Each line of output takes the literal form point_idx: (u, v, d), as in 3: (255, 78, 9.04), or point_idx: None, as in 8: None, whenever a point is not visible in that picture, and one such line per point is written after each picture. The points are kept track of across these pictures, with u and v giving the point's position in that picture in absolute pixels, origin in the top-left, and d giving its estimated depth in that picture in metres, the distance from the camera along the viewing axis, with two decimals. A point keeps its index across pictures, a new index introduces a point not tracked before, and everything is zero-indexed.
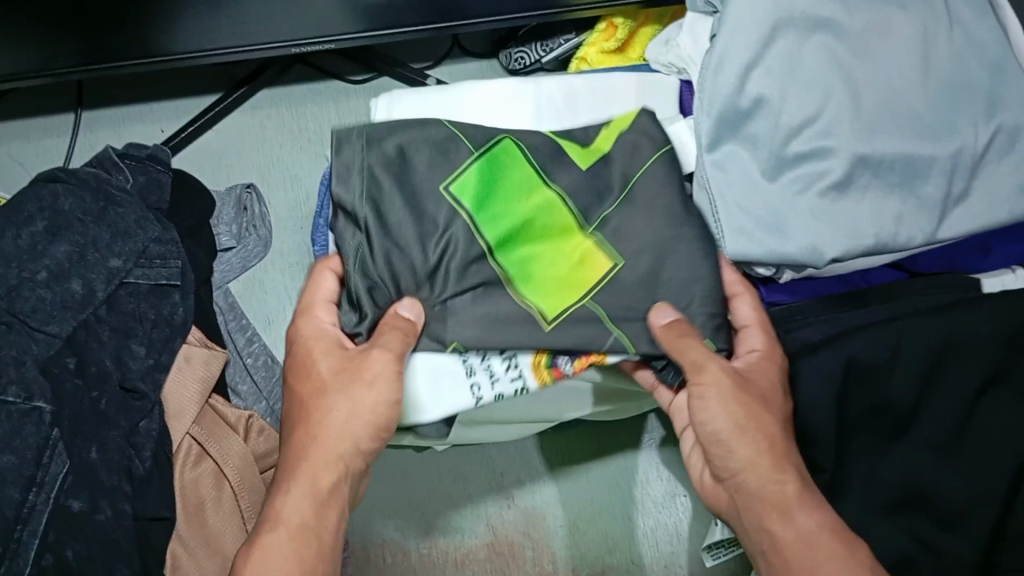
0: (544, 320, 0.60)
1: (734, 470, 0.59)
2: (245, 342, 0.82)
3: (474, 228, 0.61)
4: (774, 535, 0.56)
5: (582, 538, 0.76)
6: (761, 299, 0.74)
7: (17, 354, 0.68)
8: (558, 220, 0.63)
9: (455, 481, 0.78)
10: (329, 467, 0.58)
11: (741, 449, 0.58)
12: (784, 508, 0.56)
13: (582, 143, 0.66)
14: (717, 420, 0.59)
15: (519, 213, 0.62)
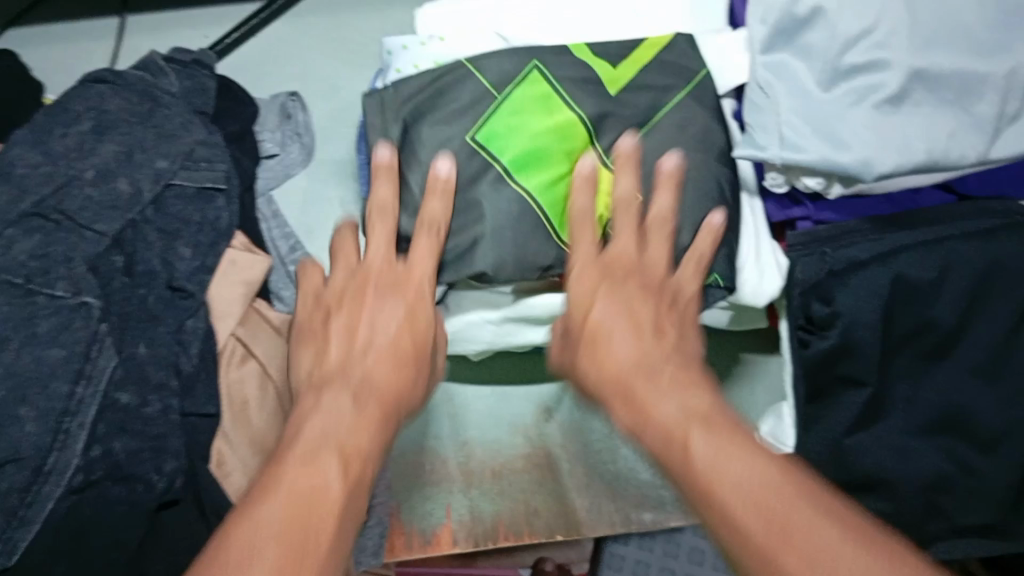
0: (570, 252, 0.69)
1: (614, 355, 0.58)
2: (288, 249, 0.79)
3: (499, 165, 0.68)
4: (661, 422, 0.51)
5: (618, 452, 0.78)
6: (808, 217, 0.71)
7: (66, 251, 0.69)
8: (573, 145, 0.69)
9: (492, 394, 0.79)
10: (358, 435, 0.53)
11: (625, 349, 0.58)
12: (645, 405, 0.53)
13: (611, 66, 0.72)
14: (607, 325, 0.60)
15: (541, 147, 0.68)
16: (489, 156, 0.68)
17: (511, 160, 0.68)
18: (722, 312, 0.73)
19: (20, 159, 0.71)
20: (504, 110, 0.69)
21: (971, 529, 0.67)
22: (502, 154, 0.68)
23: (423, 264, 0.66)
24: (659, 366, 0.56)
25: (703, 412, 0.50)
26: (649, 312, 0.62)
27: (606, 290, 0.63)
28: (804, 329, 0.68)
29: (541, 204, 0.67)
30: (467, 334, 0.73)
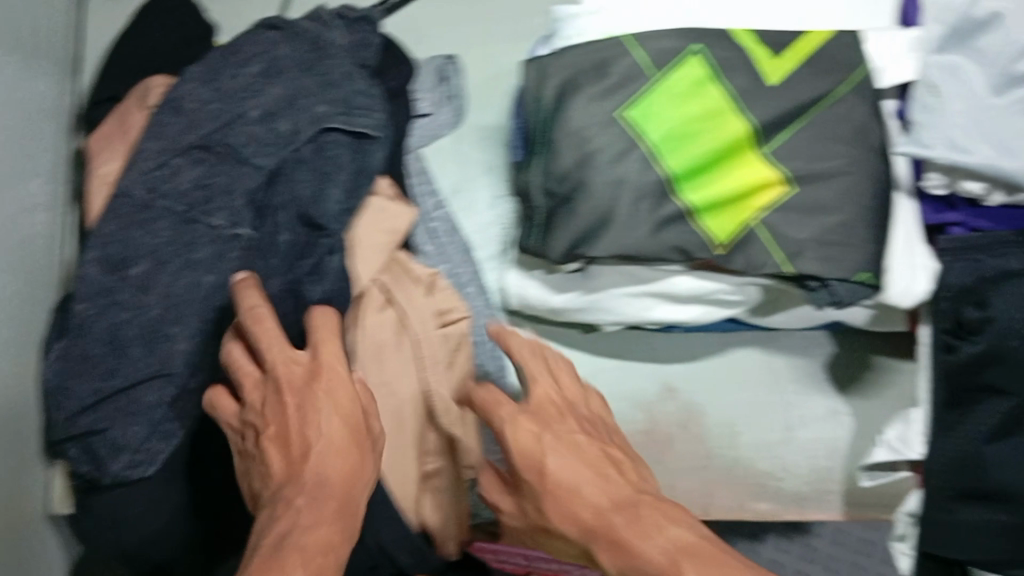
0: (715, 244, 0.67)
1: (575, 493, 0.53)
2: (433, 205, 0.81)
3: (647, 148, 0.67)
4: (654, 548, 0.47)
5: (738, 440, 0.78)
6: (960, 223, 0.69)
7: (227, 183, 0.72)
8: (729, 133, 0.67)
9: (618, 367, 0.79)
10: (318, 513, 0.50)
11: (563, 471, 0.54)
12: (628, 539, 0.48)
13: (773, 53, 0.69)
14: (563, 474, 0.54)
15: (693, 134, 0.67)
16: (635, 133, 0.67)
17: (660, 144, 0.67)
18: (863, 310, 0.73)
19: (193, 95, 0.75)
20: (657, 94, 0.68)
21: None
22: (649, 133, 0.67)
23: (326, 321, 0.58)
24: (595, 481, 0.53)
25: (662, 517, 0.49)
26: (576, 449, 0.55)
27: (534, 424, 0.57)
28: (951, 335, 0.68)
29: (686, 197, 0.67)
30: (601, 304, 0.74)
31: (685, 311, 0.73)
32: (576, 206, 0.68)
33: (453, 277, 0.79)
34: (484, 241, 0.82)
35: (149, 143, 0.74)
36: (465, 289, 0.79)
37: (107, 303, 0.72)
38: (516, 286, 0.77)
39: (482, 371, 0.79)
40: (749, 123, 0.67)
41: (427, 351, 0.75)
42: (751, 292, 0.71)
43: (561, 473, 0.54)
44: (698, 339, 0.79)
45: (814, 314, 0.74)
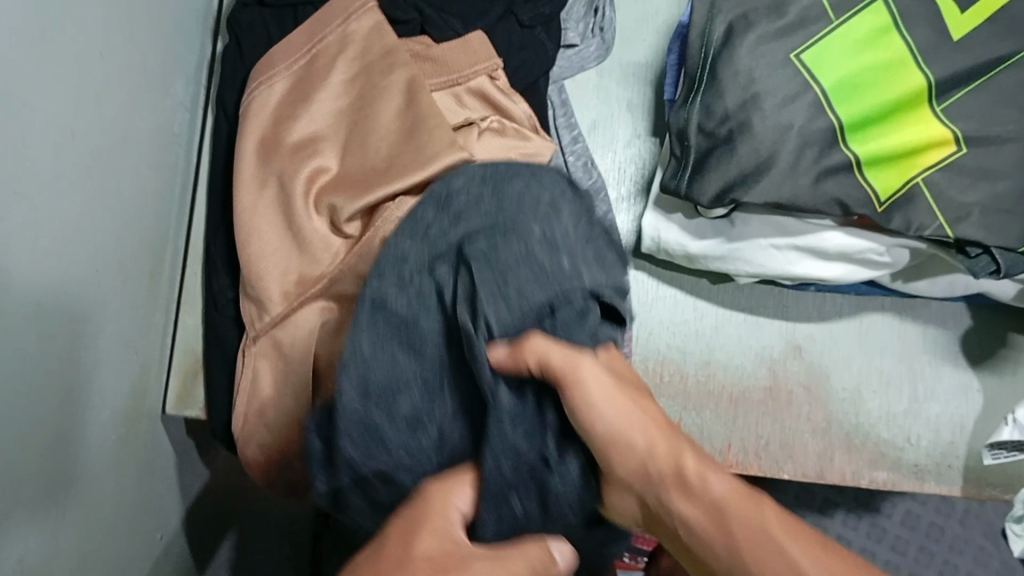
0: (876, 200, 0.66)
1: (613, 423, 0.47)
2: (570, 140, 0.79)
3: (818, 94, 0.65)
4: (704, 486, 0.45)
5: (861, 406, 0.75)
6: None
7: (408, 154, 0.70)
8: (904, 88, 0.65)
9: (744, 320, 0.78)
10: None
11: (626, 412, 0.48)
12: (688, 472, 0.45)
13: (960, 10, 0.65)
14: (616, 421, 0.47)
15: (867, 85, 0.65)
16: (808, 78, 0.66)
17: (832, 92, 0.65)
18: (1012, 284, 0.71)
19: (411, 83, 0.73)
20: (833, 41, 0.66)
21: None
22: (822, 79, 0.66)
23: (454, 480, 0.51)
24: (692, 453, 0.47)
25: (744, 484, 0.45)
26: (642, 424, 0.48)
27: (618, 396, 0.48)
28: None
29: (853, 149, 0.65)
30: (743, 255, 0.72)
31: (829, 269, 0.71)
32: (737, 146, 0.66)
33: None
34: (619, 179, 0.80)
35: (404, 240, 0.58)
36: None
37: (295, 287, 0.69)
38: (651, 228, 0.74)
39: None
40: (927, 80, 0.65)
41: None
42: (900, 255, 0.69)
43: (641, 432, 0.48)
44: (830, 300, 0.78)
45: (959, 283, 0.72)
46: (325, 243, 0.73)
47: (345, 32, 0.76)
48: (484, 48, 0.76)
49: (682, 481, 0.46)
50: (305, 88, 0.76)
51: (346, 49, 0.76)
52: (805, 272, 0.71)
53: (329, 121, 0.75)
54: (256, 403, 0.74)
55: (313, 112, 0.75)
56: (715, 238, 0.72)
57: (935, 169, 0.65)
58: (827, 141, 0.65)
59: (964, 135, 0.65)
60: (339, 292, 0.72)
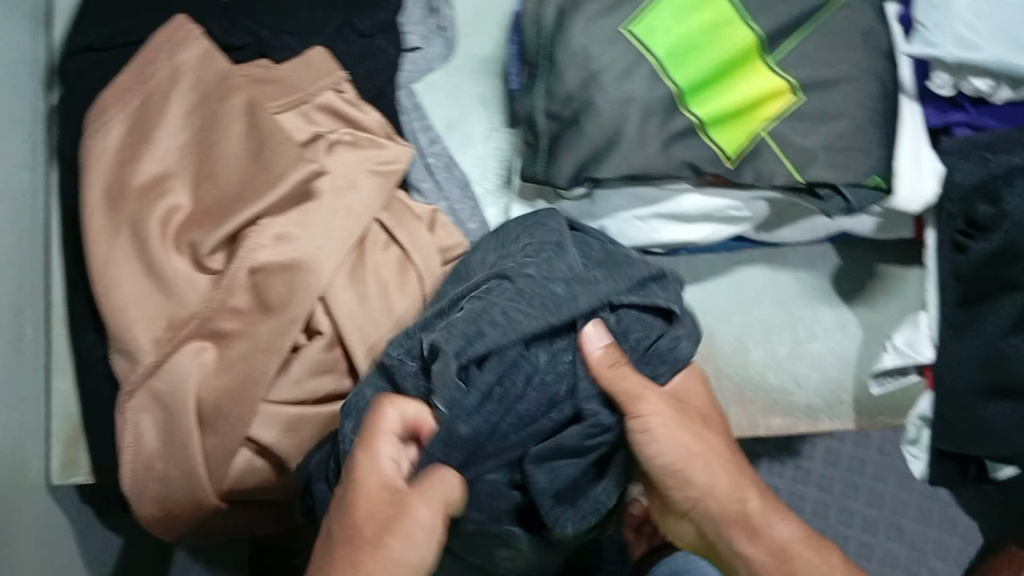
0: (726, 157, 0.67)
1: (692, 452, 0.60)
2: (428, 142, 0.79)
3: (653, 63, 0.66)
4: (775, 533, 0.59)
5: (747, 357, 0.77)
6: (967, 123, 0.69)
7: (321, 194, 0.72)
8: (734, 45, 0.66)
9: None
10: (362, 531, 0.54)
11: (695, 452, 0.60)
12: (760, 518, 0.60)
13: None
14: (696, 467, 0.60)
15: (699, 48, 0.66)
16: (641, 50, 0.66)
17: (666, 60, 0.66)
18: (870, 218, 0.72)
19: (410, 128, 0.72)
20: (660, 9, 0.67)
21: None
22: (655, 48, 0.66)
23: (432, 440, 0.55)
24: (732, 472, 0.61)
25: (774, 506, 0.61)
26: (715, 454, 0.61)
27: (683, 429, 0.60)
28: (962, 233, 0.68)
29: (695, 113, 0.66)
30: (609, 230, 0.72)
31: (696, 231, 0.72)
32: (583, 126, 0.66)
33: (451, 214, 0.78)
34: (483, 174, 0.80)
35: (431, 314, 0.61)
36: (465, 224, 0.78)
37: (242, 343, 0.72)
38: (521, 219, 0.75)
39: None
40: (756, 34, 0.66)
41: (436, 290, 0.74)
42: (758, 207, 0.71)
43: (697, 446, 0.61)
44: (704, 260, 0.79)
45: (821, 225, 0.73)
46: (191, 282, 0.73)
47: (175, 65, 0.75)
48: (324, 62, 0.76)
49: (751, 528, 0.60)
50: (144, 127, 0.74)
51: (179, 82, 0.74)
52: (671, 237, 0.72)
53: (176, 157, 0.74)
54: (145, 455, 0.73)
55: (154, 151, 0.73)
56: (579, 218, 0.73)
57: (776, 120, 0.66)
58: (669, 108, 0.66)
59: (798, 82, 0.66)
60: (216, 326, 0.72)
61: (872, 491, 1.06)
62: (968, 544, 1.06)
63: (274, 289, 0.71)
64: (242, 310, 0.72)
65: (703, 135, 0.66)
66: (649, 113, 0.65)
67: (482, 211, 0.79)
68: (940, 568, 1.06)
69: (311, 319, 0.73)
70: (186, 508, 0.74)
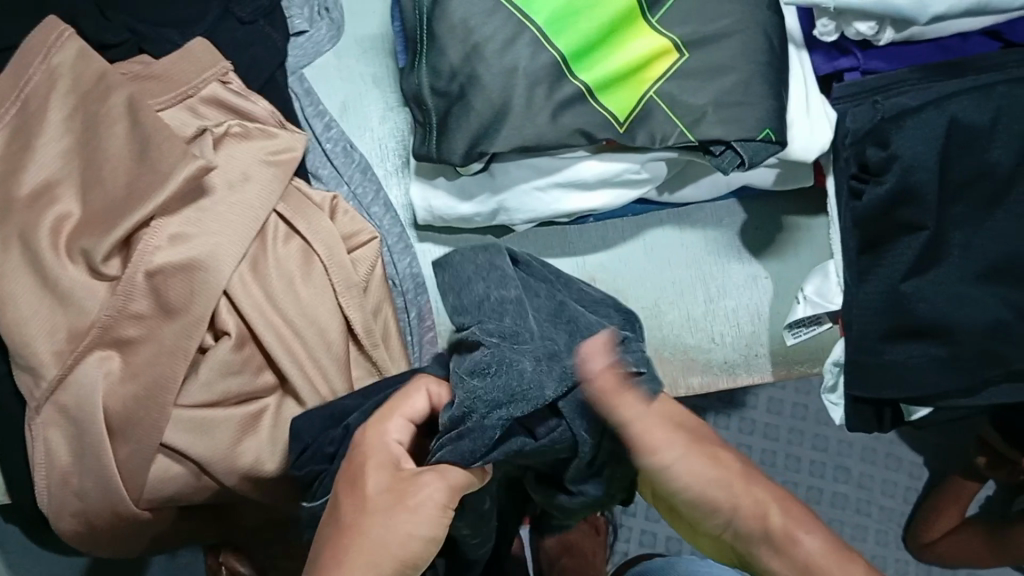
0: (616, 122, 0.66)
1: (698, 482, 0.52)
2: (323, 128, 0.78)
3: (536, 31, 0.65)
4: (802, 549, 0.51)
5: (663, 320, 0.77)
6: (856, 68, 0.70)
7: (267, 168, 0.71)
8: (615, 9, 0.65)
9: (536, 265, 0.78)
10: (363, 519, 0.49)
11: (704, 479, 0.52)
12: (788, 526, 0.51)
13: None
14: (707, 489, 0.52)
15: (580, 12, 0.65)
16: (521, 18, 0.65)
17: (548, 27, 0.65)
18: (769, 171, 0.73)
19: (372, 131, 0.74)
20: None
21: (1018, 373, 0.68)
22: (535, 16, 0.65)
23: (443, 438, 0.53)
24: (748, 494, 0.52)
25: (799, 516, 0.52)
26: (721, 478, 0.52)
27: (698, 462, 0.52)
28: (857, 178, 0.68)
29: (581, 79, 0.65)
30: (510, 204, 0.72)
31: (597, 197, 0.72)
32: (470, 101, 0.65)
33: (353, 198, 0.77)
34: (382, 156, 0.79)
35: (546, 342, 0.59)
36: (368, 207, 0.77)
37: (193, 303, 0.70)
38: (421, 198, 0.73)
39: (399, 289, 0.77)
40: None
41: (343, 278, 0.73)
42: (657, 168, 0.71)
43: (701, 471, 0.52)
44: (612, 225, 0.78)
45: (722, 181, 0.74)
46: (88, 289, 0.70)
47: (51, 68, 0.72)
48: (207, 53, 0.73)
49: (792, 518, 0.52)
50: (25, 136, 0.71)
51: (57, 85, 0.72)
52: (574, 205, 0.72)
53: (61, 163, 0.71)
54: (58, 470, 0.71)
55: (40, 158, 0.70)
56: (479, 193, 0.72)
57: (663, 80, 0.66)
58: (554, 76, 0.65)
59: (682, 41, 0.66)
60: (118, 333, 0.70)
61: (816, 435, 1.07)
62: (916, 480, 1.07)
63: (174, 291, 0.69)
64: (143, 316, 0.70)
65: (592, 100, 0.65)
66: (534, 83, 0.65)
67: (386, 193, 0.78)
68: (889, 505, 1.07)
69: (215, 318, 0.71)
70: (108, 520, 0.73)
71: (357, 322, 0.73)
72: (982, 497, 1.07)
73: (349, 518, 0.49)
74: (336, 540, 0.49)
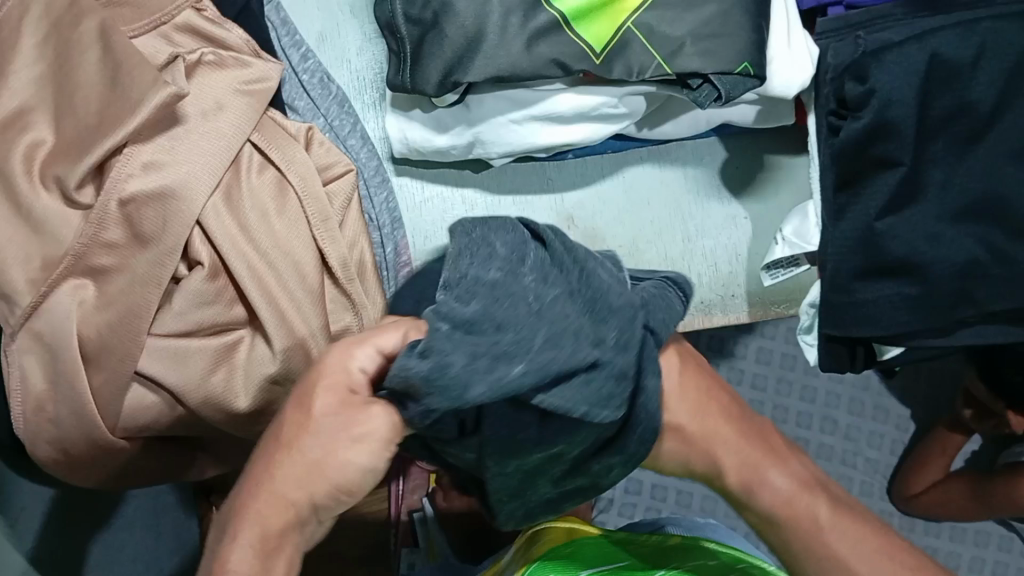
0: (592, 53, 0.65)
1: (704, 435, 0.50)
2: (300, 58, 0.77)
3: None
4: (773, 490, 0.50)
5: (640, 259, 0.77)
6: (839, 2, 0.70)
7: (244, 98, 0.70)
8: None
9: (513, 202, 0.77)
10: (293, 472, 0.44)
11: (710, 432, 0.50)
12: (763, 462, 0.50)
13: None
14: (711, 438, 0.50)
15: None
16: None
17: None
18: (751, 107, 0.73)
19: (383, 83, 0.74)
20: None
21: (993, 315, 0.70)
22: None
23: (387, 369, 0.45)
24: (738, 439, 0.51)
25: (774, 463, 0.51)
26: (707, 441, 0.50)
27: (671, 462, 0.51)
28: (837, 115, 0.68)
29: (558, 9, 0.64)
30: (487, 137, 0.71)
31: (575, 132, 0.71)
32: (445, 29, 0.64)
33: (330, 130, 0.76)
34: (360, 88, 0.78)
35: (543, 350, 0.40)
36: (344, 139, 0.76)
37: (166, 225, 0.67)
38: (396, 130, 0.73)
39: (375, 225, 0.76)
40: None
41: (318, 210, 0.71)
42: (636, 103, 0.70)
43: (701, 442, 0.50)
44: (591, 163, 0.78)
45: (702, 117, 0.74)
46: (61, 218, 0.67)
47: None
48: None
49: (774, 459, 0.51)
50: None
51: (28, 11, 0.69)
52: (552, 139, 0.71)
53: (34, 90, 0.68)
54: (33, 397, 0.68)
55: (12, 85, 0.68)
56: (456, 125, 0.72)
57: (641, 11, 0.64)
58: (529, 5, 0.64)
59: None
60: (91, 263, 0.67)
61: (805, 386, 1.05)
62: (902, 431, 1.06)
63: (148, 220, 0.67)
64: (117, 245, 0.67)
65: (568, 31, 0.64)
66: (509, 11, 0.64)
67: (363, 125, 0.78)
68: (875, 457, 1.05)
69: (188, 247, 0.69)
70: (80, 450, 0.70)
71: (333, 256, 0.72)
72: (968, 450, 1.06)
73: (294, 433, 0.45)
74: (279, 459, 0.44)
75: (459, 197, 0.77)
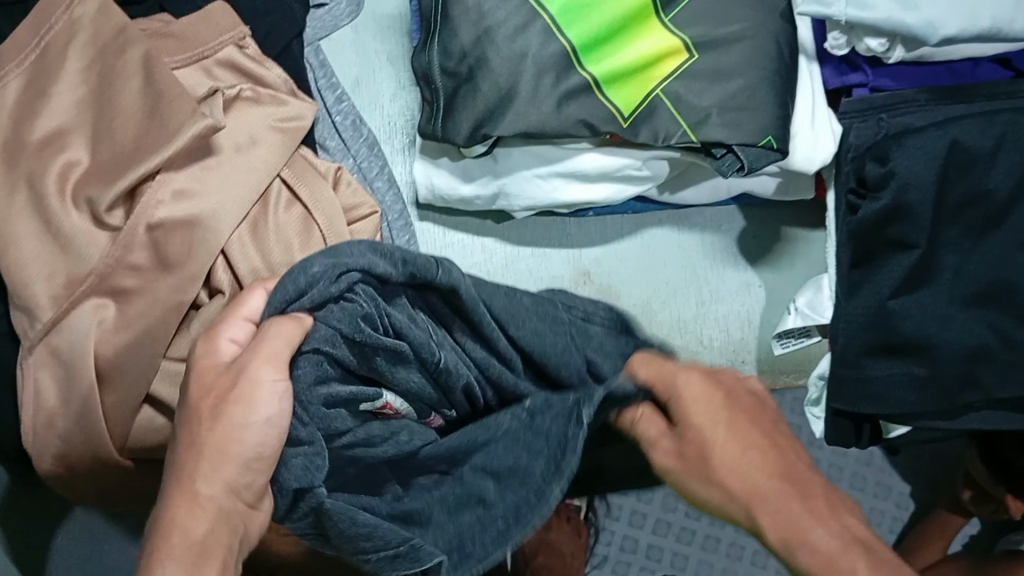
0: (620, 116, 0.67)
1: (738, 472, 0.52)
2: (335, 100, 0.79)
3: (549, 20, 0.66)
4: (812, 550, 0.49)
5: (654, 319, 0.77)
6: (865, 84, 0.71)
7: (275, 136, 0.72)
8: (630, 7, 0.66)
9: (531, 254, 0.78)
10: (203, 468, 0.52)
11: (732, 461, 0.52)
12: (803, 521, 0.50)
13: None
14: (750, 480, 0.52)
15: (594, 6, 0.66)
16: (535, 6, 0.66)
17: (562, 16, 0.66)
18: (771, 179, 0.75)
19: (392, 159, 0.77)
20: None
21: (998, 401, 0.70)
22: (549, 5, 0.66)
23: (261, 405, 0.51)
24: (791, 497, 0.51)
25: (807, 514, 0.50)
26: (737, 488, 0.52)
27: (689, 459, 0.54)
28: (854, 193, 0.69)
29: (589, 72, 0.66)
30: (512, 190, 0.72)
31: (597, 191, 0.73)
32: (479, 83, 0.66)
33: (358, 171, 0.78)
34: (389, 134, 0.80)
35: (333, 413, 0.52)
36: (372, 181, 0.78)
37: (189, 253, 0.68)
38: (423, 176, 0.74)
39: None
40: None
41: None
42: (659, 167, 0.72)
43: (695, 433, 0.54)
44: (611, 223, 0.79)
45: (722, 186, 0.76)
46: (90, 238, 0.69)
47: (72, 18, 0.72)
48: (226, 16, 0.75)
49: (818, 517, 0.50)
50: (41, 83, 0.71)
51: (75, 36, 0.72)
52: (576, 194, 0.73)
53: (75, 111, 0.71)
54: (44, 411, 0.69)
55: (52, 106, 0.70)
56: (482, 174, 0.73)
57: (670, 81, 0.66)
58: (564, 67, 0.66)
59: (691, 43, 0.66)
60: (114, 283, 0.68)
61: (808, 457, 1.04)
62: (903, 511, 1.05)
63: (174, 246, 0.68)
64: (142, 268, 0.68)
65: (600, 93, 0.66)
66: (544, 71, 0.66)
67: (391, 169, 0.79)
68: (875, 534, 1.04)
69: (211, 276, 0.70)
70: (87, 466, 0.70)
71: None
72: (965, 534, 1.04)
73: (186, 459, 0.53)
74: (195, 459, 0.52)
75: (479, 245, 0.78)
